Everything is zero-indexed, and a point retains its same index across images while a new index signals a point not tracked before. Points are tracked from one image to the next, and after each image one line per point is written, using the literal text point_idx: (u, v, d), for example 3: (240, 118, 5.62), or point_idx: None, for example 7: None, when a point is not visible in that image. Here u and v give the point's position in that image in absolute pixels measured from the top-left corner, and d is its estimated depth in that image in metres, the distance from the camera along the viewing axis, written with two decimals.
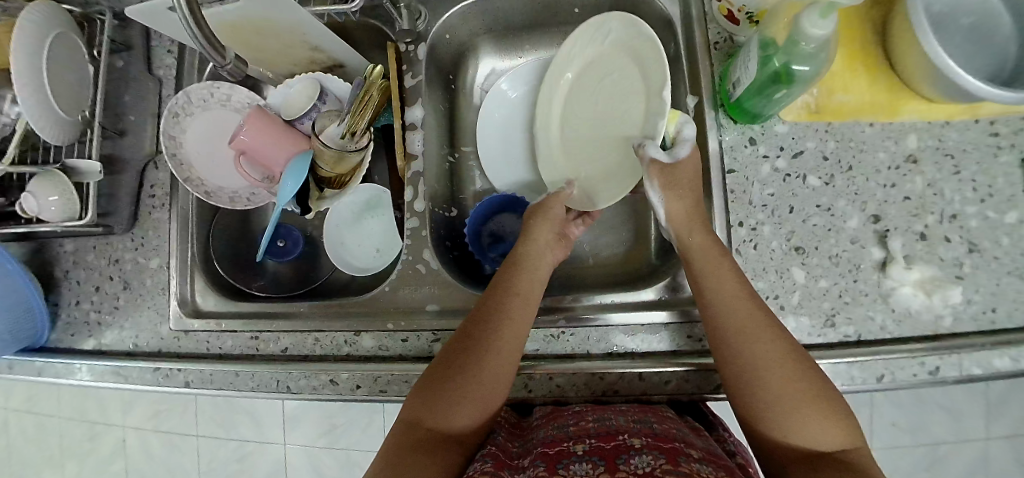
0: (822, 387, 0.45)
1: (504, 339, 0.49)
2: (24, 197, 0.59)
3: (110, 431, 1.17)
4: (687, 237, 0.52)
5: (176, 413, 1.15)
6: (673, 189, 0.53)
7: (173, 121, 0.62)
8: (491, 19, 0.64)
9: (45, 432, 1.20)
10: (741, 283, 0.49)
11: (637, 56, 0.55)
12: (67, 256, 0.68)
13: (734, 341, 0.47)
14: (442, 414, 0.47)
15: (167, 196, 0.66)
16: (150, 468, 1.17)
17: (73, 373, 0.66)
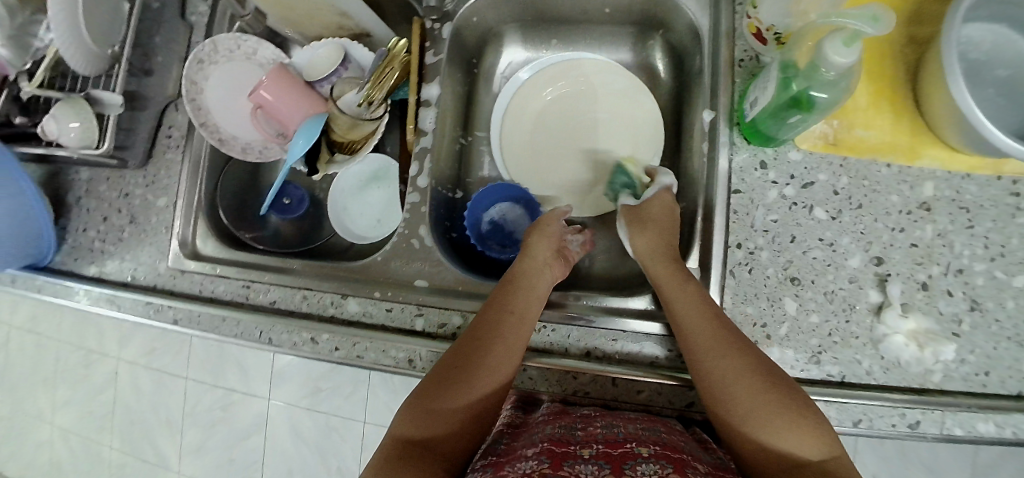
0: (794, 398, 0.45)
1: (494, 355, 0.50)
2: (46, 120, 0.62)
3: (104, 362, 1.20)
4: (654, 264, 0.54)
5: (169, 353, 1.18)
6: (642, 227, 0.57)
7: (197, 67, 0.63)
8: (520, 8, 0.64)
9: (44, 353, 1.24)
10: (704, 297, 0.50)
11: (626, 108, 0.64)
12: (82, 184, 0.71)
13: (704, 361, 0.47)
14: (431, 429, 0.47)
15: (183, 138, 0.68)
16: (136, 403, 1.20)
17: (71, 296, 0.69)
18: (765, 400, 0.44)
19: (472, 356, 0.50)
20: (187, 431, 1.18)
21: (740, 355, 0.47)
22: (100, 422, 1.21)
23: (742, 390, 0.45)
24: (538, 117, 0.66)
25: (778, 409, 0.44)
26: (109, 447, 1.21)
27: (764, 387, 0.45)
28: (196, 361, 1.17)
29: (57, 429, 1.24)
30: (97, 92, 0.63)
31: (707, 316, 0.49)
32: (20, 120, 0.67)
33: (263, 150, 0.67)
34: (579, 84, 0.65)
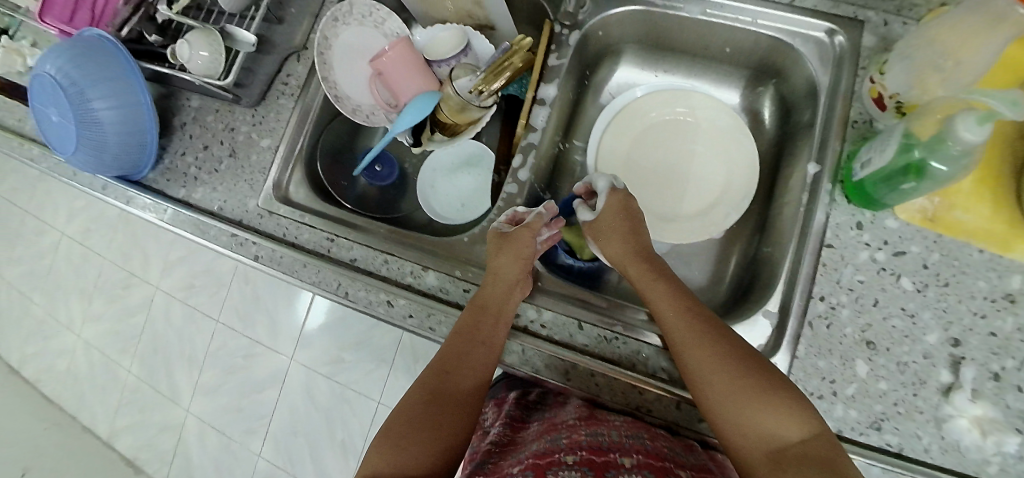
0: (768, 379, 0.47)
1: (472, 356, 0.53)
2: (179, 44, 0.66)
3: (141, 287, 1.34)
4: (632, 263, 0.59)
5: (205, 292, 1.30)
6: (603, 238, 0.62)
7: (330, 26, 0.67)
8: (645, 30, 0.66)
9: (99, 269, 1.37)
10: (678, 297, 0.55)
11: (727, 147, 0.66)
12: (190, 110, 0.76)
13: (681, 359, 0.51)
14: (423, 437, 0.48)
15: (298, 88, 0.72)
16: (165, 331, 1.32)
17: (158, 211, 0.73)
18: (737, 389, 0.47)
19: (452, 363, 0.53)
20: (207, 370, 1.28)
21: (714, 349, 0.50)
22: (126, 342, 1.34)
23: (717, 384, 0.48)
24: (640, 135, 0.68)
25: (753, 398, 0.47)
26: (125, 371, 1.33)
27: (742, 377, 0.48)
28: (230, 307, 1.29)
29: (81, 341, 1.38)
30: (234, 29, 0.67)
31: (679, 315, 0.53)
32: (155, 38, 0.72)
33: (371, 115, 0.71)
34: (685, 115, 0.68)
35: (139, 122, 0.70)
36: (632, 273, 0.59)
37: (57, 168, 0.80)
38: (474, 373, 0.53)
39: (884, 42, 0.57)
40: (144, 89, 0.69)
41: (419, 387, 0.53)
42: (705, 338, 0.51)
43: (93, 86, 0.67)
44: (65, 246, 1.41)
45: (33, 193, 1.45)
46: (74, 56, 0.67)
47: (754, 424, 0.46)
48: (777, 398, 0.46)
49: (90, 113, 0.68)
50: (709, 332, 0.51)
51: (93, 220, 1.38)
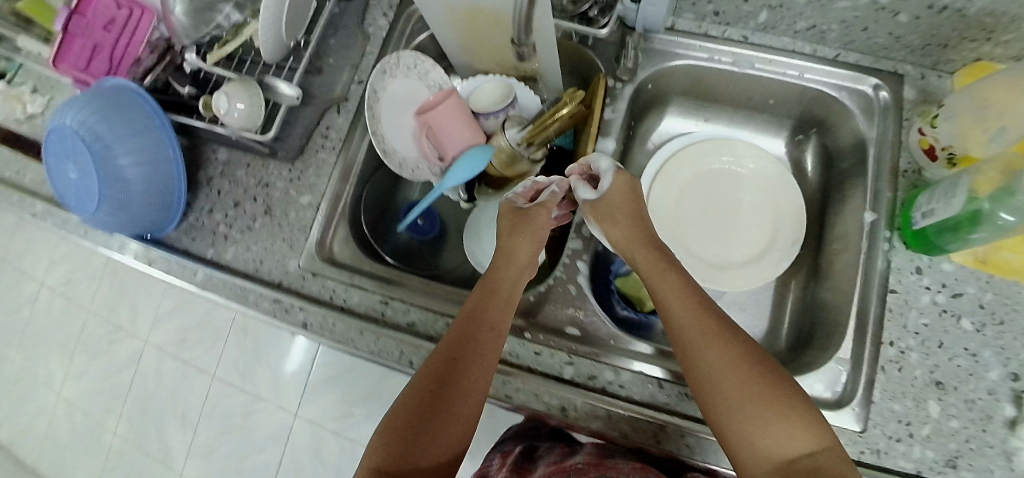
0: (781, 388, 0.46)
1: (467, 369, 0.49)
2: (217, 96, 0.64)
3: (129, 342, 1.25)
4: (641, 251, 0.57)
5: (200, 345, 1.23)
6: (609, 220, 0.59)
7: (379, 81, 0.66)
8: (691, 83, 0.68)
9: (83, 324, 1.29)
10: (690, 291, 0.53)
11: (774, 194, 0.68)
12: (218, 163, 0.73)
13: (694, 353, 0.49)
14: (431, 431, 0.46)
15: (341, 142, 0.70)
16: (155, 389, 1.23)
17: (188, 275, 0.69)
18: (748, 397, 0.46)
19: (445, 374, 0.49)
20: (202, 429, 1.19)
21: (727, 351, 0.49)
22: (110, 400, 1.25)
23: (729, 387, 0.46)
24: (686, 184, 0.70)
25: (763, 408, 0.45)
26: (111, 431, 1.25)
27: (755, 382, 0.46)
28: (228, 362, 1.20)
29: (62, 399, 1.29)
30: (276, 82, 0.64)
31: (693, 309, 0.52)
32: (188, 91, 0.69)
33: (419, 168, 0.70)
34: (731, 165, 0.70)
35: (168, 178, 0.67)
36: (640, 267, 0.57)
37: (64, 225, 0.74)
38: (470, 391, 0.49)
39: (924, 94, 0.60)
40: (175, 144, 0.66)
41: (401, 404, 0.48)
42: (720, 336, 0.49)
43: (124, 141, 0.64)
44: (42, 298, 1.32)
45: (5, 242, 1.35)
46: (102, 109, 0.64)
47: (765, 436, 0.44)
48: (789, 411, 0.44)
49: (116, 170, 0.64)
50: (722, 333, 0.50)
51: (76, 269, 1.30)
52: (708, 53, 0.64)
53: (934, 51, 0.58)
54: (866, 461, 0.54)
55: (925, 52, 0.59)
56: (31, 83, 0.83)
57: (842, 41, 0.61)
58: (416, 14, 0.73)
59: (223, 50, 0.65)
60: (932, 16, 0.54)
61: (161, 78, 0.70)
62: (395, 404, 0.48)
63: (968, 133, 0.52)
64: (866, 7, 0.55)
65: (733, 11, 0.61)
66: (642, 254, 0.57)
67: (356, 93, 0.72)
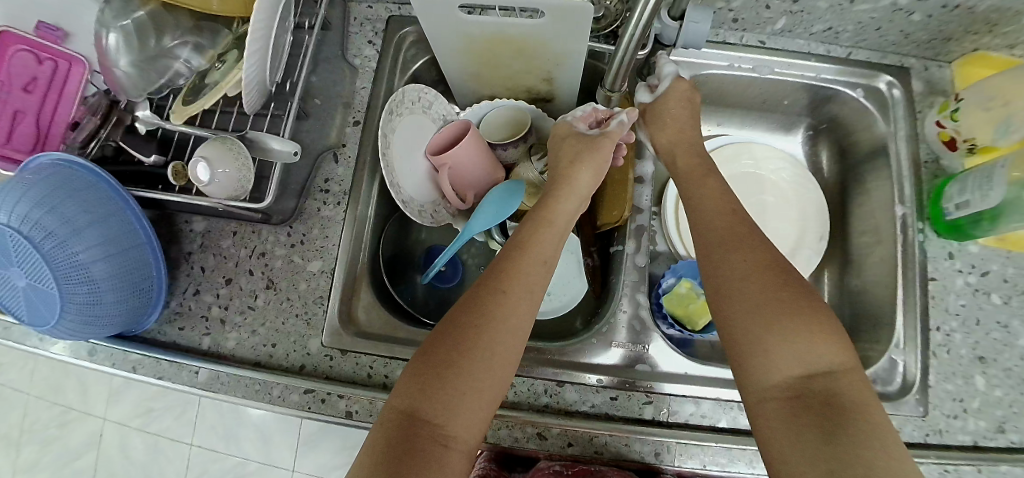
0: (811, 307, 0.44)
1: (506, 308, 0.46)
2: (194, 162, 0.52)
3: (84, 421, 1.13)
4: (684, 157, 0.57)
5: (169, 414, 1.11)
6: (657, 122, 0.59)
7: (388, 122, 0.58)
8: (708, 91, 0.68)
9: (28, 410, 1.15)
10: (723, 203, 0.52)
11: (795, 193, 0.69)
12: (196, 237, 0.62)
13: (720, 257, 0.48)
14: (468, 359, 0.43)
15: (347, 195, 0.61)
16: (123, 469, 1.12)
17: (187, 377, 0.58)
18: (775, 306, 0.44)
19: (484, 307, 0.45)
20: None
21: (757, 258, 0.47)
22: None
23: (756, 291, 0.45)
24: None
25: (788, 320, 0.43)
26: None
27: (781, 294, 0.45)
28: (206, 427, 1.10)
29: None
30: (266, 139, 0.55)
31: (723, 218, 0.50)
32: (155, 158, 0.58)
33: (433, 213, 0.63)
34: (753, 168, 0.69)
35: (143, 264, 0.57)
36: (683, 173, 0.56)
37: (7, 333, 0.66)
38: (508, 336, 0.45)
39: (929, 86, 0.63)
40: (144, 222, 0.57)
41: (435, 338, 0.45)
42: (752, 247, 0.48)
43: (82, 232, 0.53)
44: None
45: None
46: (44, 197, 0.52)
47: (783, 351, 0.42)
48: (812, 325, 0.43)
49: (74, 268, 0.52)
50: (752, 240, 0.48)
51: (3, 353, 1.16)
52: (728, 61, 0.63)
53: (939, 44, 0.60)
54: (931, 443, 0.56)
55: (930, 45, 0.61)
56: None
57: (854, 40, 0.62)
58: (409, 37, 0.65)
59: (191, 109, 0.54)
60: (944, 14, 0.55)
61: (110, 143, 0.61)
62: (428, 340, 0.45)
63: (979, 127, 0.55)
64: (884, 9, 0.56)
65: (753, 17, 0.60)
66: (683, 162, 0.57)
67: (354, 137, 0.63)
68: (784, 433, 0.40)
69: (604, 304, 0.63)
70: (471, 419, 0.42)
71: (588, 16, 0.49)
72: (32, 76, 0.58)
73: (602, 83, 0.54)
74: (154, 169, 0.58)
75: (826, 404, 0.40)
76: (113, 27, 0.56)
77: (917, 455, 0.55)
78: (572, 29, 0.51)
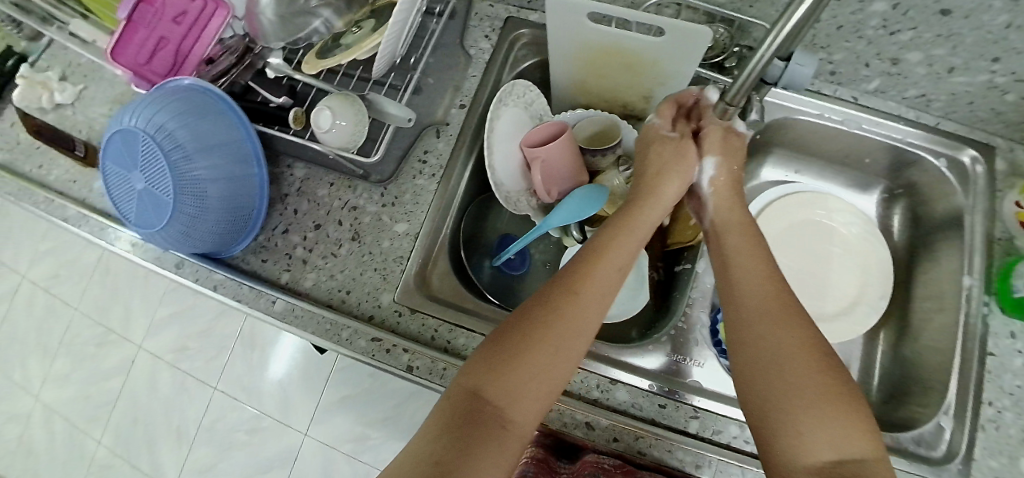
0: (844, 390, 0.42)
1: (581, 309, 0.47)
2: (319, 112, 0.58)
3: (122, 345, 1.18)
4: (728, 215, 0.54)
5: (202, 356, 1.15)
6: (725, 162, 0.55)
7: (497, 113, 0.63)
8: (796, 137, 0.71)
9: (74, 325, 1.21)
10: (768, 266, 0.49)
11: (863, 248, 0.70)
12: (295, 181, 0.67)
13: (756, 327, 0.46)
14: (539, 350, 0.45)
15: (440, 168, 0.65)
16: (147, 399, 1.16)
17: (264, 304, 0.62)
18: (813, 386, 0.42)
19: (557, 305, 0.47)
20: (197, 446, 1.12)
21: (798, 332, 0.45)
22: (100, 408, 1.18)
23: (796, 367, 0.43)
24: (781, 234, 0.71)
25: (823, 401, 0.41)
26: (96, 442, 1.17)
27: (820, 373, 0.43)
28: (234, 374, 1.14)
29: (39, 404, 1.22)
30: (384, 102, 0.60)
31: (766, 282, 0.48)
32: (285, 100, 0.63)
33: (518, 203, 0.66)
34: (824, 218, 0.72)
35: (249, 195, 0.61)
36: (732, 227, 0.53)
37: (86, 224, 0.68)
38: (577, 337, 0.46)
39: (1013, 167, 0.64)
40: (260, 161, 0.62)
41: (507, 327, 0.47)
42: (794, 321, 0.45)
43: (208, 152, 0.58)
44: (25, 291, 1.24)
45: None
46: (183, 112, 0.57)
47: (814, 431, 0.41)
48: (849, 409, 0.41)
49: (193, 184, 0.57)
50: (796, 314, 0.46)
51: (64, 266, 1.23)
52: (819, 110, 0.66)
53: None
54: None
55: (1018, 128, 0.62)
56: (59, 70, 0.75)
57: (943, 111, 0.64)
58: (523, 39, 0.69)
59: (326, 62, 0.58)
60: None
61: (239, 83, 0.67)
62: (495, 332, 0.47)
63: None
64: (980, 84, 0.58)
65: (851, 73, 0.63)
66: (732, 215, 0.53)
67: (458, 118, 0.66)
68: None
69: (661, 320, 0.65)
70: (536, 403, 0.44)
71: (706, 44, 0.53)
72: (183, 9, 0.60)
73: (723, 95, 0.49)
74: (277, 111, 0.63)
75: None
76: None
77: None
78: (687, 51, 0.55)
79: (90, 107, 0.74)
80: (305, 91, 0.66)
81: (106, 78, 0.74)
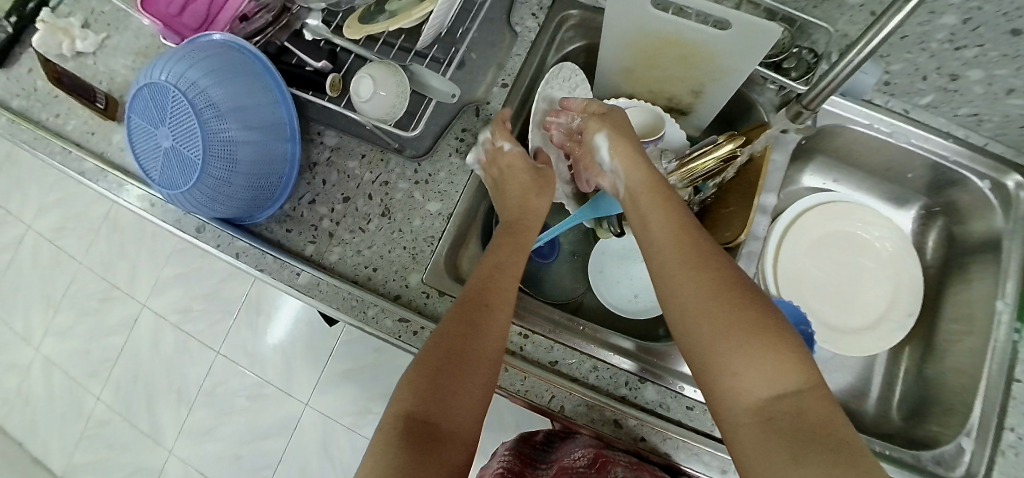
0: (761, 320, 0.42)
1: (495, 318, 0.48)
2: (361, 79, 0.56)
3: (125, 303, 1.16)
4: (637, 175, 0.54)
5: (205, 320, 1.13)
6: (619, 136, 0.56)
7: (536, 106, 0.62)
8: (840, 146, 0.69)
9: (76, 279, 1.18)
10: (680, 218, 0.50)
11: (896, 264, 0.69)
12: (326, 150, 0.64)
13: (670, 290, 0.46)
14: (459, 356, 0.45)
15: (479, 150, 0.63)
16: (148, 358, 1.14)
17: (288, 276, 0.60)
18: (732, 330, 0.42)
19: (472, 316, 0.48)
20: (197, 410, 1.11)
21: (707, 281, 0.45)
22: (98, 365, 1.17)
23: (715, 323, 0.43)
24: (815, 243, 0.70)
25: (746, 342, 0.41)
26: (94, 399, 1.16)
27: (739, 314, 0.43)
28: (238, 340, 1.12)
29: (39, 356, 1.20)
30: (427, 75, 0.59)
31: (678, 236, 0.48)
32: (325, 65, 0.60)
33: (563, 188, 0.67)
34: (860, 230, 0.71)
35: (279, 162, 0.59)
36: (642, 188, 0.53)
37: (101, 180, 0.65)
38: (493, 341, 0.47)
39: None
40: (295, 139, 0.60)
41: (432, 343, 0.47)
42: (699, 271, 0.45)
43: (241, 112, 0.55)
44: (28, 241, 1.22)
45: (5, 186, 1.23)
46: (218, 69, 0.55)
47: (745, 375, 0.41)
48: (774, 342, 0.41)
49: (224, 145, 0.55)
50: (709, 259, 0.47)
51: (69, 218, 1.20)
52: (869, 120, 0.65)
53: None
54: None
55: None
56: (81, 16, 0.72)
57: (995, 132, 0.63)
58: (571, 20, 0.66)
59: (371, 28, 0.55)
60: None
61: (274, 43, 0.63)
62: (421, 352, 0.47)
63: None
64: None
65: (906, 85, 0.61)
66: (641, 175, 0.53)
67: (499, 98, 0.64)
68: (758, 458, 0.38)
69: None
70: (466, 407, 0.44)
71: (771, 43, 0.51)
72: None
73: (799, 97, 0.55)
74: (314, 74, 0.60)
75: (797, 426, 0.38)
76: None
77: None
78: (749, 49, 0.53)
79: (112, 57, 0.70)
80: (345, 57, 0.63)
81: (129, 27, 0.71)
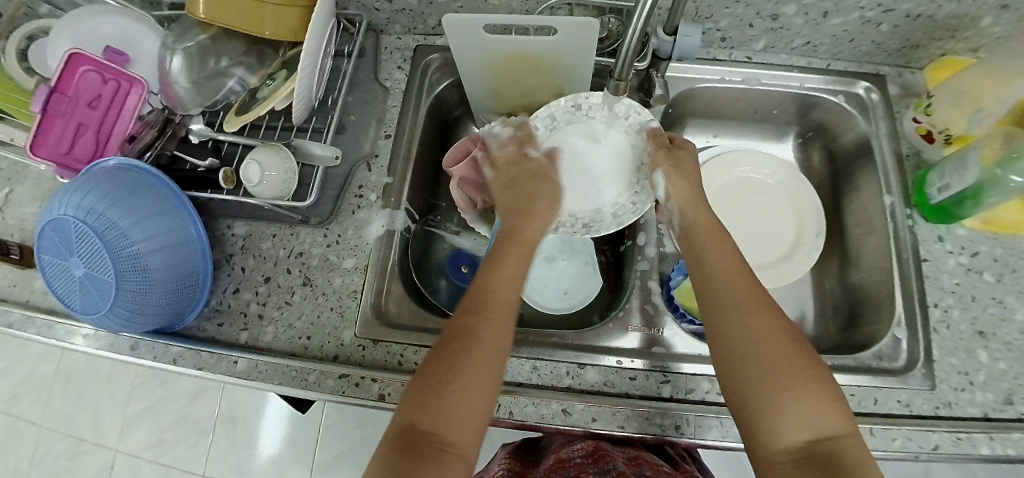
0: (817, 370, 0.44)
1: (489, 328, 0.47)
2: (248, 165, 0.58)
3: (97, 452, 1.13)
4: (692, 214, 0.56)
5: (183, 445, 1.11)
6: (678, 174, 0.57)
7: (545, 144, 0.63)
8: (706, 104, 0.75)
9: (42, 443, 1.16)
10: (736, 258, 0.51)
11: (791, 194, 0.74)
12: (236, 240, 0.67)
13: (727, 315, 0.47)
14: (464, 377, 0.44)
15: (379, 200, 0.67)
16: None
17: (227, 367, 0.61)
18: (787, 368, 0.44)
19: (468, 328, 0.46)
20: None
21: (770, 320, 0.47)
22: None
23: (770, 356, 0.45)
24: (713, 196, 0.74)
25: (798, 382, 0.43)
26: None
27: (792, 359, 0.45)
28: (220, 455, 1.10)
29: None
30: (309, 145, 0.63)
31: (737, 273, 0.50)
32: (213, 161, 0.65)
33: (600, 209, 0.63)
34: (750, 172, 0.75)
35: (190, 262, 0.62)
36: (699, 225, 0.55)
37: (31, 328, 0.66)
38: (496, 346, 0.46)
39: (904, 90, 0.70)
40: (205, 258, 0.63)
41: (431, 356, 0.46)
42: (766, 309, 0.47)
43: (141, 224, 0.57)
44: None
45: None
46: (110, 193, 0.57)
47: (791, 411, 0.43)
48: (820, 387, 0.44)
49: (133, 259, 0.57)
50: (768, 303, 0.48)
51: (20, 384, 1.17)
52: (720, 75, 0.71)
53: (906, 52, 0.68)
54: (942, 415, 0.56)
55: (900, 53, 0.68)
56: None
57: (831, 52, 0.70)
58: (435, 63, 0.73)
59: (245, 117, 0.60)
60: (909, 23, 0.63)
61: (165, 154, 0.67)
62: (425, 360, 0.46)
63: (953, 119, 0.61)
64: (855, 22, 0.64)
65: (738, 36, 0.68)
66: (696, 216, 0.55)
67: (386, 148, 0.68)
68: None
69: (616, 295, 0.67)
70: (471, 420, 0.44)
71: (596, 33, 0.57)
72: (99, 92, 0.61)
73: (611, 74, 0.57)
74: (207, 172, 0.64)
75: (832, 467, 0.40)
76: (178, 54, 0.65)
77: (929, 424, 0.55)
78: (582, 44, 0.59)
79: (18, 210, 0.73)
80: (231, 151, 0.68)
81: (28, 179, 0.74)
